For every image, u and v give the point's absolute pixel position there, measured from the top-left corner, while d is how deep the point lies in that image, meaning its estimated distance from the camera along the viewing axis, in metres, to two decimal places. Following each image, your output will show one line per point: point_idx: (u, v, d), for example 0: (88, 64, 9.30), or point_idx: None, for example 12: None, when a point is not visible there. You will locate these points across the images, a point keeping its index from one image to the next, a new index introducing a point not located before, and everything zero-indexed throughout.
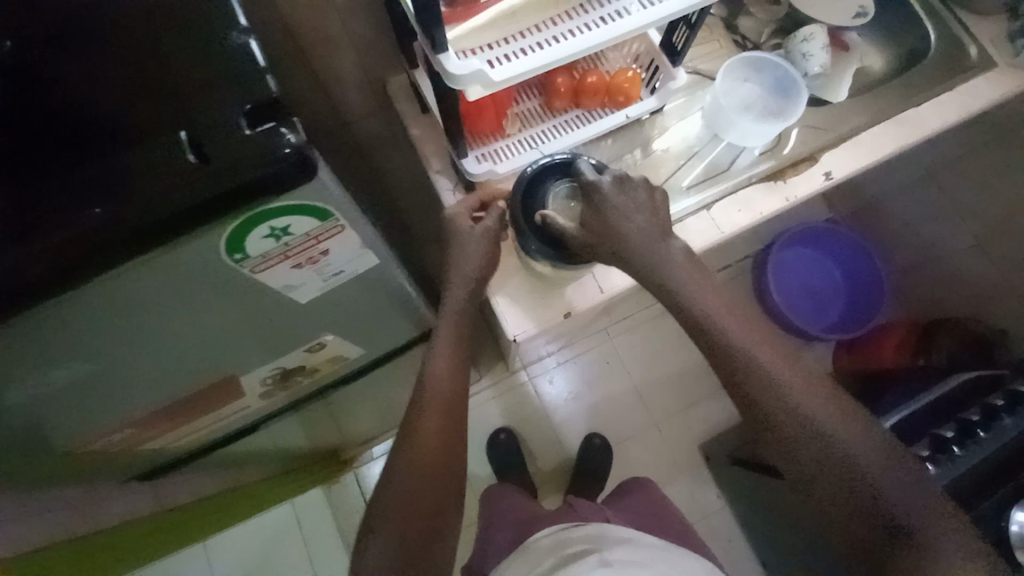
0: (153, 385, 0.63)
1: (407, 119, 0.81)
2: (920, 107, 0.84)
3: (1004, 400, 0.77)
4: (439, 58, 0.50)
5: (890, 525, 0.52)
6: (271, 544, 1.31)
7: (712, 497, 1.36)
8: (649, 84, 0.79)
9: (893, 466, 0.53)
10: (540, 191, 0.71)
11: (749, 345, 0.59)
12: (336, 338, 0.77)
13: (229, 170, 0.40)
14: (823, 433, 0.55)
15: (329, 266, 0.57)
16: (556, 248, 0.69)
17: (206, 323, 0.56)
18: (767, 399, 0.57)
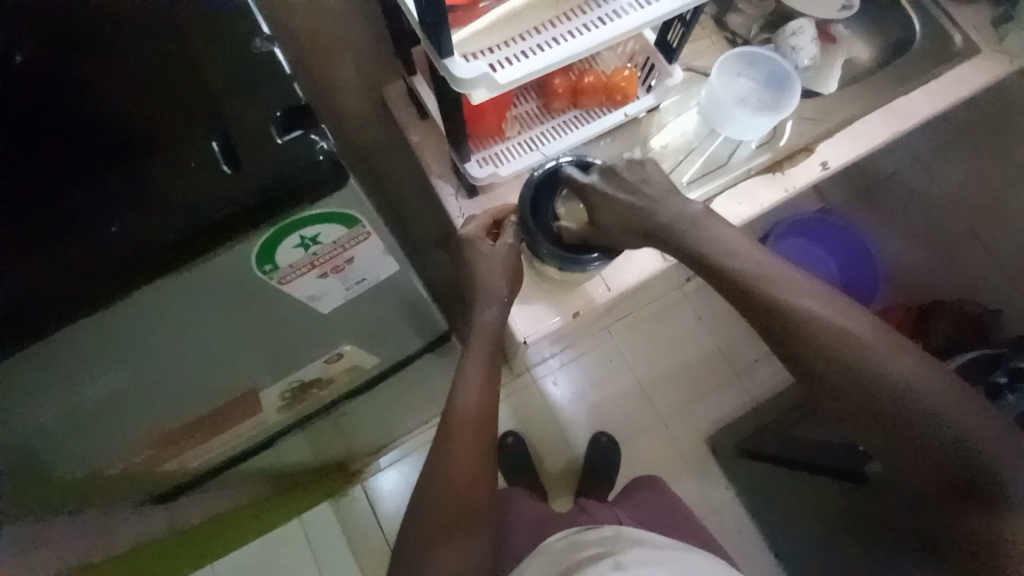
0: (168, 404, 0.63)
1: (406, 125, 0.81)
2: (910, 94, 0.86)
3: (1007, 377, 0.80)
4: (444, 62, 0.50)
5: (972, 471, 0.51)
6: (279, 563, 1.29)
7: (722, 489, 1.37)
8: (644, 83, 0.80)
9: (969, 408, 0.52)
10: (541, 200, 0.71)
11: (803, 303, 0.57)
12: (351, 348, 0.77)
13: (262, 181, 0.41)
14: (893, 382, 0.53)
15: (354, 275, 0.57)
16: (573, 252, 0.69)
17: (225, 338, 0.56)
18: (828, 363, 0.55)
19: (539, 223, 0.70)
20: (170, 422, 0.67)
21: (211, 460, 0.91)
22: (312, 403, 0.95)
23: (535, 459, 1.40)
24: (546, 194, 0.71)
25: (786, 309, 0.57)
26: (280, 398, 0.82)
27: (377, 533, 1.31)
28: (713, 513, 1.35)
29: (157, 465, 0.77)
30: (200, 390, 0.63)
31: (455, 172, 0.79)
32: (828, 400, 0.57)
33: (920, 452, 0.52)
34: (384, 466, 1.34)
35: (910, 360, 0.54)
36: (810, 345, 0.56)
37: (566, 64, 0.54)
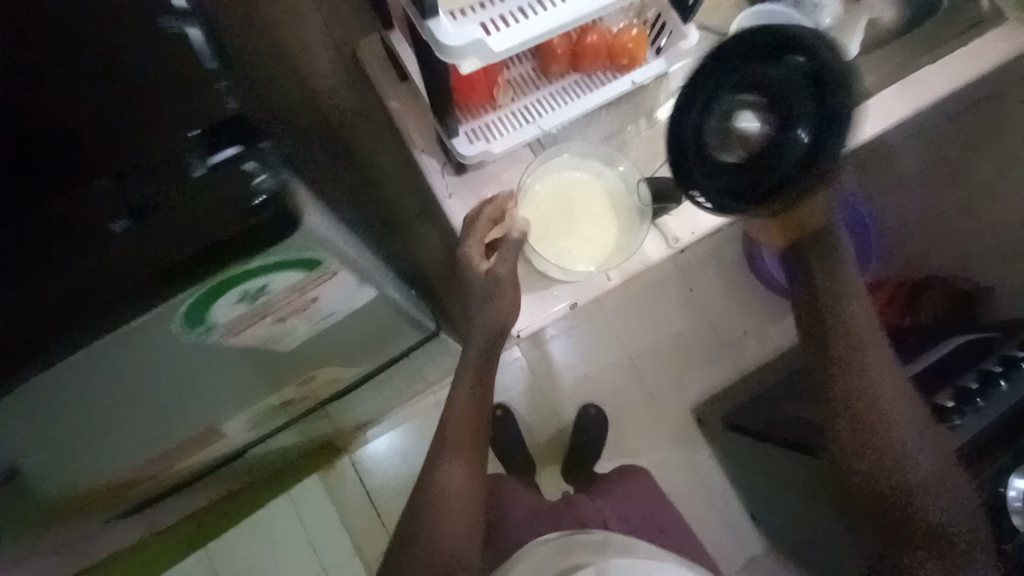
0: (129, 436, 0.60)
1: (384, 90, 0.71)
2: (931, 66, 0.80)
3: (1000, 364, 0.79)
4: (428, 25, 0.41)
5: (879, 430, 0.76)
6: (269, 535, 1.30)
7: (704, 457, 1.41)
8: (653, 44, 0.71)
9: (902, 396, 0.76)
10: (772, 62, 0.64)
11: (842, 291, 0.79)
12: (335, 354, 0.75)
13: (202, 226, 0.36)
14: (860, 359, 0.78)
15: (323, 307, 0.55)
16: (718, 132, 0.66)
17: (201, 364, 0.54)
18: (835, 329, 0.80)
19: (718, 77, 0.66)
20: (147, 438, 0.64)
21: (201, 464, 0.88)
22: (305, 402, 0.92)
23: (524, 432, 1.41)
24: (784, 60, 0.64)
25: (820, 288, 0.80)
26: (265, 403, 0.78)
27: (369, 507, 1.32)
28: (695, 481, 1.40)
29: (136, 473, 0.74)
30: (184, 409, 0.61)
31: (441, 146, 0.70)
32: (815, 356, 0.83)
33: (856, 407, 0.78)
34: (373, 436, 1.33)
35: (921, 429, 0.75)
36: (848, 359, 0.79)
37: (569, 28, 0.45)
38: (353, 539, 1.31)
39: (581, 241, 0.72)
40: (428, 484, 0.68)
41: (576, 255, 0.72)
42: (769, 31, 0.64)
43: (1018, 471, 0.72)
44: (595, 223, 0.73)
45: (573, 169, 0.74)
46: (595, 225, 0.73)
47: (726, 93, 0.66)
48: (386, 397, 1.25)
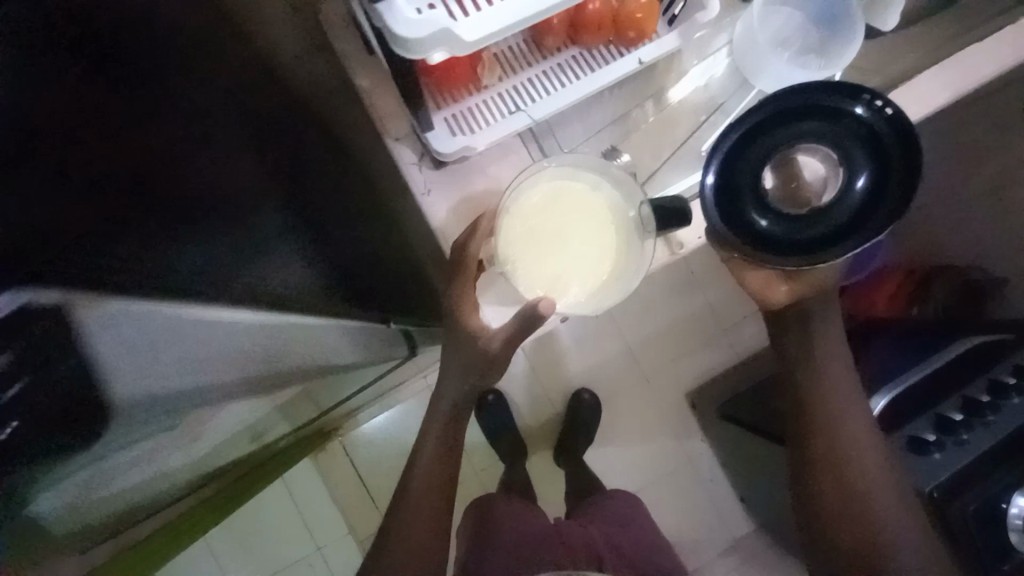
0: (104, 502, 0.69)
1: (351, 65, 0.61)
2: (982, 41, 0.69)
3: (1015, 377, 0.75)
4: (383, 12, 0.36)
5: (854, 486, 0.67)
6: (262, 512, 1.31)
7: (696, 442, 1.40)
8: (665, 13, 0.61)
9: (877, 446, 0.68)
10: (841, 125, 0.56)
11: (817, 328, 0.71)
12: (295, 385, 0.78)
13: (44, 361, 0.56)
14: (829, 404, 0.70)
15: (222, 387, 0.65)
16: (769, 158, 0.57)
17: (155, 450, 0.68)
18: (801, 368, 0.71)
19: (774, 124, 0.57)
20: (134, 482, 0.71)
21: (188, 480, 0.84)
22: (297, 406, 0.86)
23: (515, 415, 1.39)
24: (852, 125, 0.56)
25: (798, 322, 0.71)
26: (249, 416, 0.75)
27: (361, 489, 1.32)
28: (685, 466, 1.40)
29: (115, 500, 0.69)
30: (160, 466, 0.72)
31: (418, 134, 0.61)
32: (784, 398, 0.74)
33: (822, 459, 0.70)
34: (364, 419, 1.30)
35: (899, 483, 0.66)
36: (814, 394, 0.70)
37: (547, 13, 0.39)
38: (345, 518, 1.32)
39: (573, 264, 0.56)
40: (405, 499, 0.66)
41: (568, 279, 0.56)
42: (848, 88, 0.55)
43: (1021, 488, 0.69)
44: (594, 241, 0.56)
45: (565, 178, 0.57)
46: (593, 243, 0.56)
47: (777, 148, 0.58)
48: (380, 382, 1.18)
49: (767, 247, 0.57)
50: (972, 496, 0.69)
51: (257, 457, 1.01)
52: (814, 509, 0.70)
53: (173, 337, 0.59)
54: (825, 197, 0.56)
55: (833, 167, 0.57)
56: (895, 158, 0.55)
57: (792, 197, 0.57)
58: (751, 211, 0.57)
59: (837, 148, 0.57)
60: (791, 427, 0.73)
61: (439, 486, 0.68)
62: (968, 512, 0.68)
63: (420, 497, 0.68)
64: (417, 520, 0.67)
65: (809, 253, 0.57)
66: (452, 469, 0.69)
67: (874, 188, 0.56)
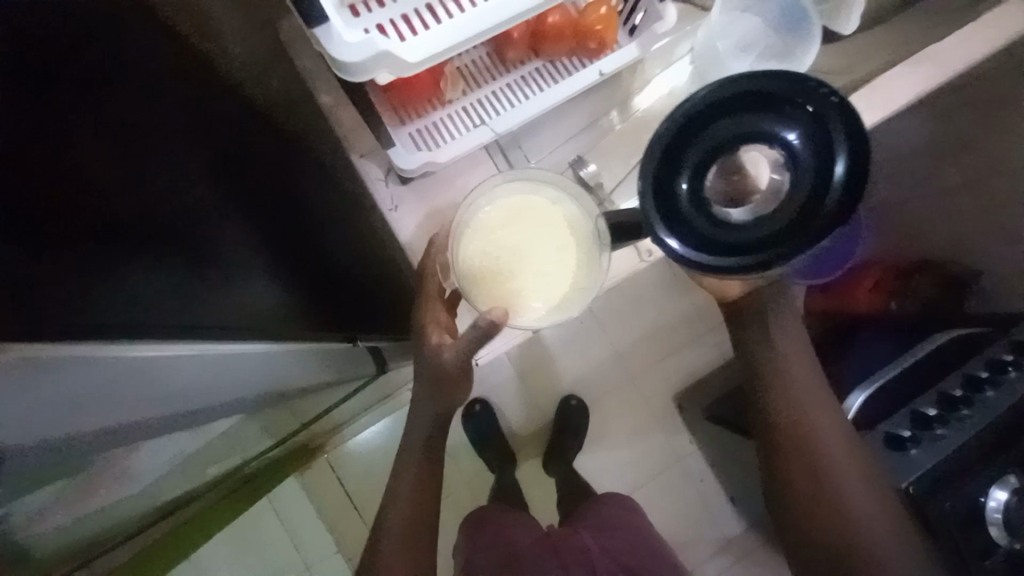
0: (60, 541, 0.60)
1: (314, 83, 0.60)
2: (942, 41, 0.70)
3: (989, 371, 0.76)
4: (319, 36, 0.37)
5: (826, 488, 0.67)
6: (249, 532, 1.30)
7: (686, 443, 1.41)
8: (626, 23, 0.62)
9: (851, 446, 0.68)
10: (789, 119, 0.55)
11: (776, 330, 0.71)
12: (256, 411, 0.67)
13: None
14: (797, 405, 0.70)
15: (170, 426, 0.51)
16: (713, 153, 0.57)
17: (66, 495, 0.51)
18: (767, 370, 0.71)
19: (718, 114, 0.56)
20: (81, 522, 0.60)
21: (158, 511, 0.80)
22: (272, 429, 0.83)
23: (503, 423, 1.39)
24: (799, 119, 0.55)
25: (762, 324, 0.72)
26: (216, 447, 0.70)
27: (348, 503, 1.31)
28: (675, 467, 1.40)
29: (76, 535, 0.63)
30: (83, 508, 0.57)
31: (383, 151, 0.60)
32: (752, 400, 0.74)
33: (792, 460, 0.69)
34: (350, 435, 1.29)
35: (873, 483, 0.66)
36: (782, 396, 0.70)
37: (486, 36, 0.42)
38: (335, 536, 1.31)
39: (533, 278, 0.56)
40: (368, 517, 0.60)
41: (529, 293, 0.56)
42: (796, 79, 0.54)
43: (999, 481, 0.69)
44: (551, 254, 0.56)
45: (520, 190, 0.58)
46: (550, 256, 0.56)
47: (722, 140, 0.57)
48: (362, 400, 1.15)
49: (708, 246, 0.55)
50: (954, 492, 0.69)
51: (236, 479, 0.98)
52: (792, 510, 0.69)
53: (154, 378, 0.42)
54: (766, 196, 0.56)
55: (779, 160, 0.56)
56: (842, 156, 0.53)
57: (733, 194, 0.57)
58: (689, 202, 0.56)
59: (782, 139, 0.56)
60: (761, 430, 0.73)
61: (419, 501, 0.67)
62: (950, 509, 0.68)
63: (398, 514, 0.67)
64: (398, 542, 0.66)
65: (751, 255, 0.55)
66: (430, 484, 0.68)
67: (818, 183, 0.54)
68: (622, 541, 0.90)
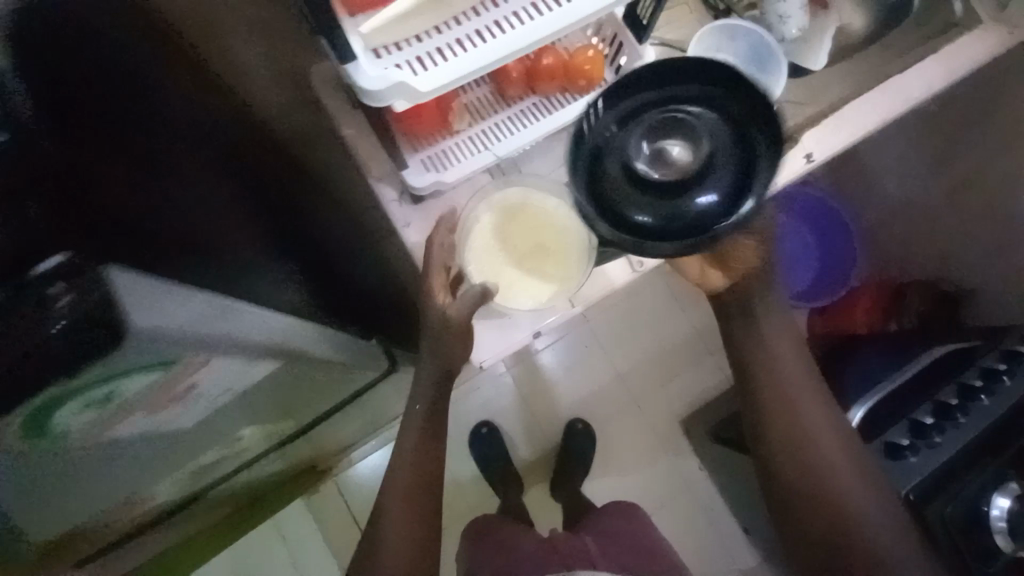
0: (76, 523, 0.61)
1: (337, 118, 0.68)
2: (905, 72, 0.76)
3: (981, 378, 0.77)
4: (349, 69, 0.46)
5: (829, 489, 0.67)
6: (254, 558, 1.29)
7: (694, 469, 1.39)
8: (612, 63, 0.70)
9: (849, 448, 0.69)
10: (721, 101, 0.55)
11: (770, 334, 0.73)
12: (277, 416, 0.70)
13: (70, 326, 0.32)
14: (795, 406, 0.71)
15: (234, 395, 0.49)
16: (664, 130, 0.55)
17: (59, 462, 0.43)
18: (761, 371, 0.73)
19: (684, 101, 0.55)
20: (93, 513, 0.61)
21: (167, 511, 0.82)
22: (283, 436, 0.85)
23: (508, 448, 1.39)
24: (749, 145, 0.54)
25: (757, 328, 0.73)
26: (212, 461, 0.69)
27: (353, 528, 1.31)
28: (684, 494, 1.38)
29: (98, 522, 0.66)
30: (80, 490, 0.51)
31: (398, 175, 0.67)
32: (747, 401, 0.75)
33: (790, 460, 0.70)
34: (358, 457, 1.31)
35: (874, 487, 0.67)
36: (774, 393, 0.72)
37: (484, 71, 0.49)
38: (338, 562, 1.29)
39: (525, 270, 0.66)
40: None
41: (521, 285, 0.65)
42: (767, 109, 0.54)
43: (1000, 488, 0.70)
44: (544, 248, 0.66)
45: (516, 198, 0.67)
46: (542, 250, 0.66)
47: (673, 124, 0.55)
48: (372, 420, 1.17)
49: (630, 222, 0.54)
50: (952, 497, 0.70)
51: (245, 488, 1.00)
52: (792, 509, 0.70)
53: (241, 321, 0.41)
54: (686, 192, 0.54)
55: (707, 175, 0.54)
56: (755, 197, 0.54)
57: (654, 179, 0.54)
58: (614, 165, 0.55)
59: (720, 154, 0.55)
60: (757, 430, 0.74)
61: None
62: (949, 513, 0.69)
63: None
64: None
65: (674, 233, 0.54)
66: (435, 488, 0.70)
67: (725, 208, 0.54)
68: (627, 548, 0.89)
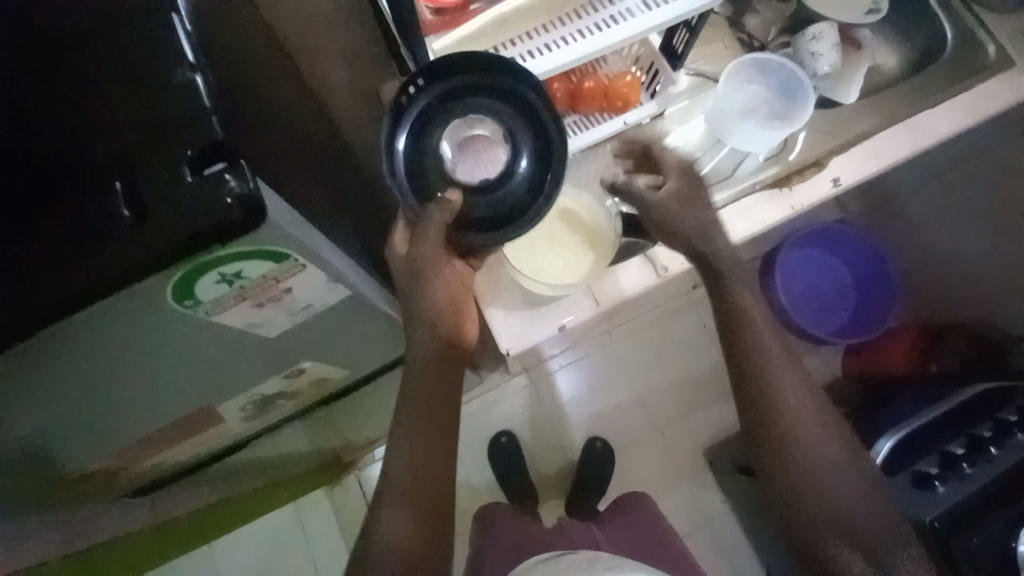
0: (131, 451, 0.68)
1: None
2: (934, 109, 0.78)
3: (1018, 416, 0.74)
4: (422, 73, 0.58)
5: (831, 505, 0.65)
6: (273, 543, 1.33)
7: (715, 502, 1.35)
8: (648, 88, 0.77)
9: (850, 466, 0.67)
10: (471, 77, 0.54)
11: (764, 335, 0.67)
12: (313, 371, 0.75)
13: (239, 208, 0.35)
14: (788, 414, 0.67)
15: (304, 314, 0.57)
16: (447, 129, 0.55)
17: (135, 365, 0.50)
18: (750, 371, 0.67)
19: (450, 94, 0.55)
20: (143, 441, 0.68)
21: (199, 457, 0.89)
22: (311, 398, 0.91)
23: (527, 461, 1.39)
24: (521, 93, 0.55)
25: (751, 329, 0.67)
26: (240, 411, 0.75)
27: None
28: (701, 528, 1.34)
29: (147, 457, 0.74)
30: (144, 408, 0.59)
31: None
32: (738, 400, 0.70)
33: (786, 468, 0.67)
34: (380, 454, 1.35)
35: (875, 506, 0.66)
36: (764, 398, 0.67)
37: None
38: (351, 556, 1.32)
39: (557, 261, 0.75)
40: (387, 480, 0.64)
41: (550, 273, 0.74)
42: (509, 62, 0.54)
43: None
44: (577, 243, 0.75)
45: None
46: (575, 244, 0.75)
47: (457, 117, 0.55)
48: None
49: (525, 214, 0.56)
50: (978, 533, 0.68)
51: (270, 461, 1.05)
52: (778, 496, 0.67)
53: (314, 237, 0.47)
54: (507, 168, 0.55)
55: (514, 135, 0.55)
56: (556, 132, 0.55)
57: (476, 176, 0.55)
58: (439, 179, 0.55)
59: (511, 113, 0.55)
60: (746, 430, 0.70)
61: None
62: (978, 546, 0.67)
63: None
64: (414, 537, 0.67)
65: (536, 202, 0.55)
66: None
67: (544, 154, 0.55)
68: (634, 550, 0.93)
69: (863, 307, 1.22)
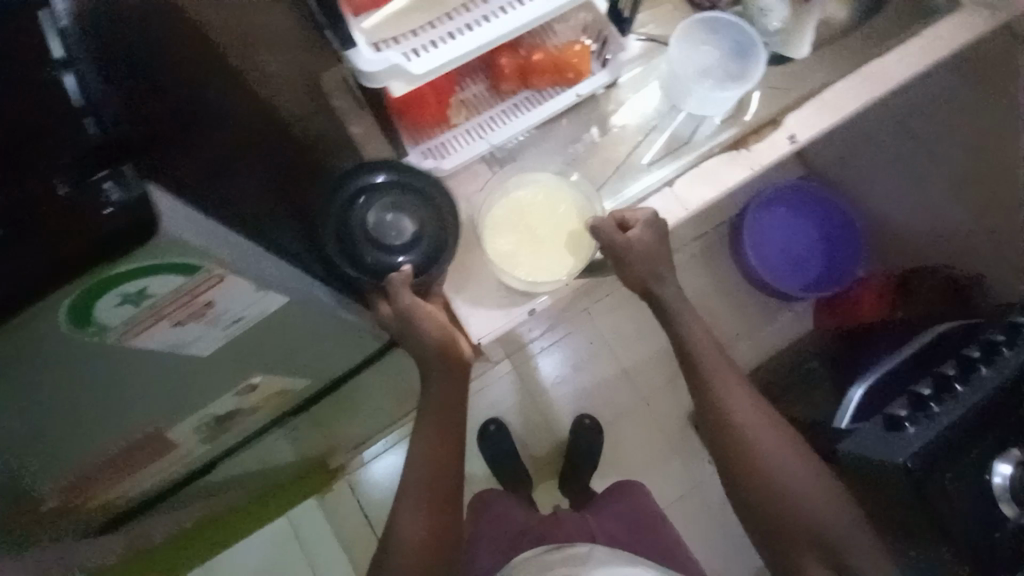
0: (89, 480, 0.65)
1: (346, 117, 0.71)
2: (886, 58, 0.78)
3: (980, 351, 0.76)
4: (349, 54, 0.51)
5: (792, 503, 0.78)
6: (269, 555, 1.31)
7: (704, 463, 1.38)
8: (598, 58, 0.75)
9: (803, 462, 0.79)
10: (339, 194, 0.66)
11: (715, 372, 0.81)
12: (272, 382, 0.72)
13: (126, 218, 0.33)
14: (746, 435, 0.80)
15: (242, 328, 0.53)
16: (361, 235, 0.65)
17: (64, 396, 0.47)
18: (710, 405, 0.81)
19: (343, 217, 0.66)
20: (98, 471, 0.65)
21: (169, 482, 0.86)
22: (283, 406, 0.88)
23: (518, 445, 1.40)
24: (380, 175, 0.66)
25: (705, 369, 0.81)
26: (197, 432, 0.72)
27: (365, 526, 1.32)
28: (693, 490, 1.37)
29: (108, 488, 0.71)
30: (89, 438, 0.56)
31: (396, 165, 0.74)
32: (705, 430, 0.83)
33: (751, 480, 0.80)
34: (368, 456, 1.33)
35: (834, 499, 0.78)
36: (722, 421, 0.81)
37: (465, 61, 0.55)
38: (350, 559, 1.31)
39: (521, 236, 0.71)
40: None
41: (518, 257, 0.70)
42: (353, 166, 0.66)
43: (1001, 455, 0.71)
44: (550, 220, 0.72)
45: (527, 181, 0.72)
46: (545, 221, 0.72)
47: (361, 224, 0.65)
48: (382, 412, 1.19)
49: (448, 225, 0.66)
50: (952, 470, 0.70)
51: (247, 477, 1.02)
52: (739, 492, 0.81)
53: (236, 243, 0.44)
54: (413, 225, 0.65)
55: (402, 197, 0.65)
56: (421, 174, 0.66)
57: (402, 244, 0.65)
58: (383, 264, 0.65)
59: (392, 186, 0.65)
60: (716, 453, 0.83)
61: (428, 490, 0.71)
62: (950, 484, 0.69)
63: (408, 494, 0.71)
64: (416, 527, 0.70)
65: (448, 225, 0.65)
66: (439, 466, 0.72)
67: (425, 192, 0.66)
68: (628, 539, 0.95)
69: (829, 263, 1.25)
